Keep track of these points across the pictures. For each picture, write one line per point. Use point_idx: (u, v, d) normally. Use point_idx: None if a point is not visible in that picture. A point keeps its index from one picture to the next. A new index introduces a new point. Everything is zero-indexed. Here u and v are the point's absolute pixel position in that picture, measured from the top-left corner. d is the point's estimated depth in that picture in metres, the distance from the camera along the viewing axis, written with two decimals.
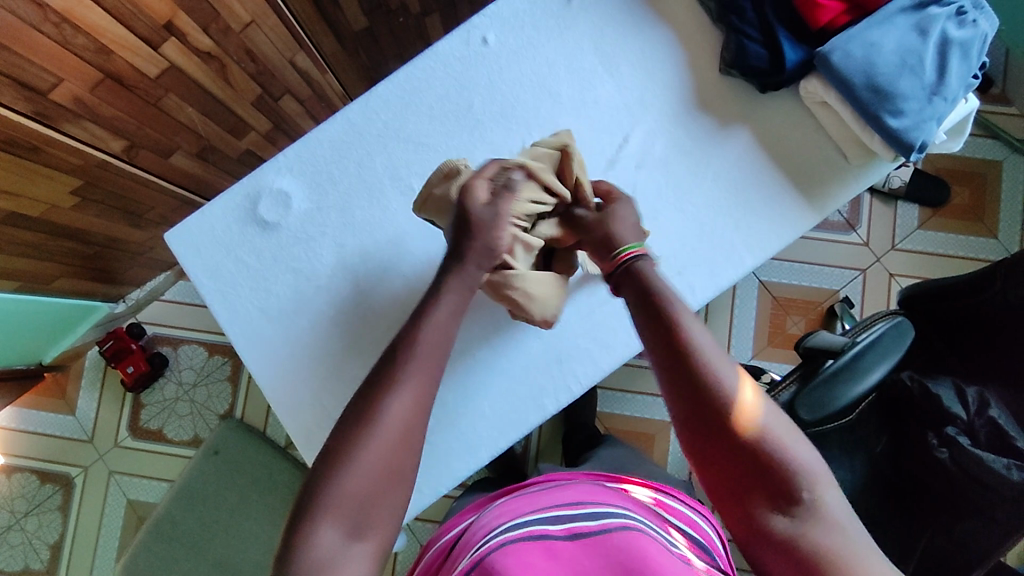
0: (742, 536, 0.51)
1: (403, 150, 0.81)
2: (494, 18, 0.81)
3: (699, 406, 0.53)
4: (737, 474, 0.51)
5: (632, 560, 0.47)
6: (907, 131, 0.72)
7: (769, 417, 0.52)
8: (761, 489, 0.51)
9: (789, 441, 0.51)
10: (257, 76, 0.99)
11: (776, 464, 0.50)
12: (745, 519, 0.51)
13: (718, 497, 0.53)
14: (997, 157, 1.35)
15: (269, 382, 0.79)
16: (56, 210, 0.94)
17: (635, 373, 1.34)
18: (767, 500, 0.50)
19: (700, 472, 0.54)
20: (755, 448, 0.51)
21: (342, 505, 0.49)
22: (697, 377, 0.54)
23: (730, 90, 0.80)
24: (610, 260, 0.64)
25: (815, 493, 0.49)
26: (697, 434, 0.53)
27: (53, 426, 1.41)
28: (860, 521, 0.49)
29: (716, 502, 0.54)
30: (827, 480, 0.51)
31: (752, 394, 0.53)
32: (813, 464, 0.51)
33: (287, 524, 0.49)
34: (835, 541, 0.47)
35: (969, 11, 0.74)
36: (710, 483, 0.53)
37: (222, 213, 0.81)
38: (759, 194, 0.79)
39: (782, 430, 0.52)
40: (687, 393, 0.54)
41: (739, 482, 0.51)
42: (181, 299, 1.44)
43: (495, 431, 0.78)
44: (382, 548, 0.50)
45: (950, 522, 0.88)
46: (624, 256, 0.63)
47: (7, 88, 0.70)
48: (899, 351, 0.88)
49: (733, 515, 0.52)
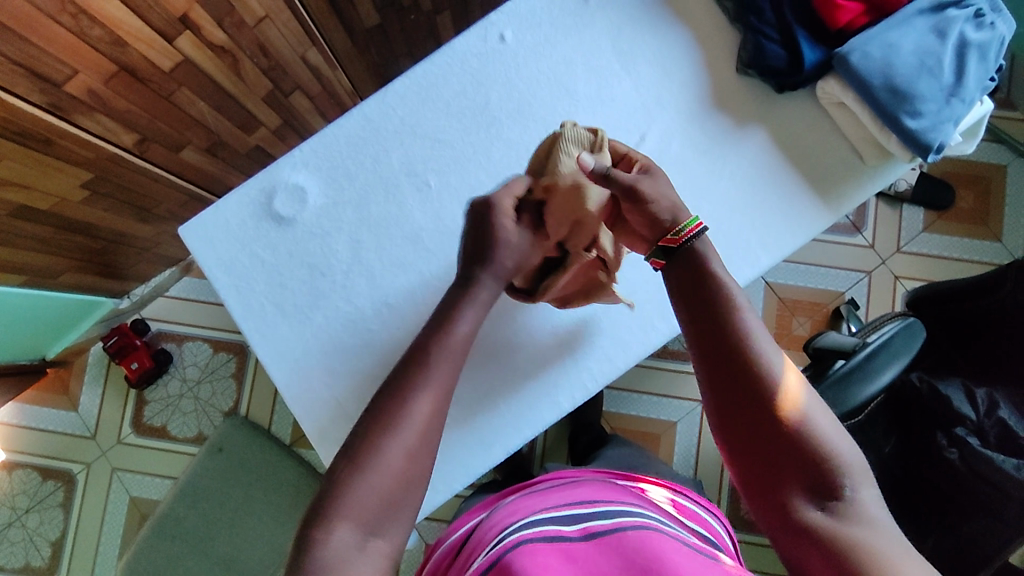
0: (777, 525, 0.52)
1: (419, 146, 0.81)
2: (511, 16, 0.81)
3: (737, 390, 0.55)
4: (782, 463, 0.52)
5: (649, 561, 0.46)
6: (924, 132, 0.72)
7: (812, 408, 0.53)
8: (793, 475, 0.52)
9: (827, 431, 0.52)
10: (269, 72, 0.98)
11: (813, 453, 0.52)
12: (775, 502, 0.52)
13: (748, 480, 0.54)
14: (1002, 162, 1.36)
15: (281, 378, 0.79)
16: (65, 203, 0.93)
17: (642, 374, 1.35)
18: (797, 485, 0.52)
19: (740, 459, 0.55)
20: (792, 435, 0.52)
21: (362, 502, 0.48)
22: (749, 365, 0.54)
23: (746, 91, 0.80)
24: (674, 235, 0.61)
25: (853, 487, 0.51)
26: (734, 417, 0.55)
27: (55, 422, 1.40)
28: (891, 518, 0.50)
29: (752, 491, 0.54)
30: (862, 474, 0.52)
31: (797, 383, 0.54)
32: (853, 459, 0.52)
33: (308, 526, 0.48)
34: (875, 532, 0.48)
35: (987, 13, 0.75)
36: (741, 467, 0.55)
37: (237, 208, 0.81)
38: (775, 194, 0.79)
39: (821, 422, 0.53)
40: (726, 376, 0.55)
41: (771, 466, 0.53)
42: (186, 295, 1.43)
43: (510, 428, 0.77)
44: (397, 547, 0.49)
45: (955, 522, 0.88)
46: (688, 231, 0.60)
47: (22, 79, 0.70)
48: (911, 351, 0.88)
49: (770, 504, 0.53)
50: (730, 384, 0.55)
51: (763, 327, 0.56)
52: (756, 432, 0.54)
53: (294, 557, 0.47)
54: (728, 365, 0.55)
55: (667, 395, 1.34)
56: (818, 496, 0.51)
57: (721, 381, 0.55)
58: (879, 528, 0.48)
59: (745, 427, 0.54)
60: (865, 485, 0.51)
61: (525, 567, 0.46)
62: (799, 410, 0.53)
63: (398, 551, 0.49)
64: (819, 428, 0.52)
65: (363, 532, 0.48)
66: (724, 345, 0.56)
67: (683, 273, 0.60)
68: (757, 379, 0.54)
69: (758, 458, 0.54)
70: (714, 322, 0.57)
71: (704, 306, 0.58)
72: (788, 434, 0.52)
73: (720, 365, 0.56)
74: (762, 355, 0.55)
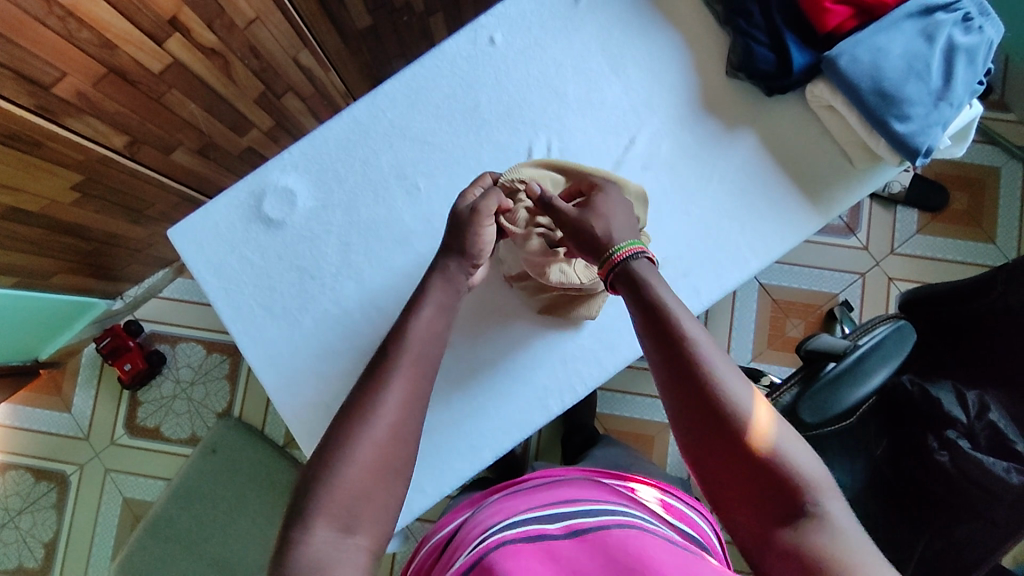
0: (749, 544, 0.52)
1: (409, 149, 0.81)
2: (501, 18, 0.81)
3: (698, 410, 0.54)
4: (747, 479, 0.52)
5: (631, 560, 0.46)
6: (913, 136, 0.72)
7: (770, 422, 0.53)
8: (763, 491, 0.52)
9: (789, 442, 0.52)
10: (261, 74, 0.98)
11: (777, 469, 0.51)
12: (747, 521, 0.52)
13: (720, 499, 0.54)
14: (996, 163, 1.36)
15: (271, 380, 0.79)
16: (56, 205, 0.93)
17: (636, 375, 1.35)
18: (771, 503, 0.51)
19: (706, 478, 0.55)
20: (757, 451, 0.52)
21: (340, 508, 0.48)
22: (700, 385, 0.54)
23: (736, 93, 0.80)
24: (604, 261, 0.63)
25: (820, 502, 0.50)
26: (704, 444, 0.54)
27: (48, 423, 1.40)
28: (861, 530, 0.49)
29: (722, 509, 0.54)
30: (827, 487, 0.51)
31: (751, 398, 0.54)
32: (817, 473, 0.51)
33: (285, 530, 0.48)
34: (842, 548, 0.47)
35: (975, 17, 0.75)
36: (710, 485, 0.54)
37: (226, 211, 0.81)
38: (765, 197, 0.79)
39: (783, 434, 0.53)
40: (688, 397, 0.55)
41: (742, 483, 0.52)
42: (180, 296, 1.43)
43: (499, 431, 0.77)
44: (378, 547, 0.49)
45: (947, 526, 0.88)
46: (623, 253, 0.62)
47: (10, 81, 0.70)
48: (901, 354, 0.88)
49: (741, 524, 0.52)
50: (691, 406, 0.55)
51: (714, 343, 0.57)
52: (724, 452, 0.53)
53: (275, 564, 0.47)
54: (688, 387, 0.55)
55: (661, 397, 1.34)
56: (785, 513, 0.50)
57: (683, 403, 0.55)
58: (850, 542, 0.48)
59: (709, 444, 0.54)
60: (833, 498, 0.51)
61: (506, 567, 0.46)
62: (762, 425, 0.53)
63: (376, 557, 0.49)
64: (783, 441, 0.52)
65: (341, 541, 0.47)
66: (679, 367, 0.56)
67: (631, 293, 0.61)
68: (710, 398, 0.54)
69: (729, 478, 0.53)
70: (671, 347, 0.56)
71: (658, 331, 0.58)
72: (753, 450, 0.52)
73: (680, 388, 0.55)
74: (717, 374, 0.55)
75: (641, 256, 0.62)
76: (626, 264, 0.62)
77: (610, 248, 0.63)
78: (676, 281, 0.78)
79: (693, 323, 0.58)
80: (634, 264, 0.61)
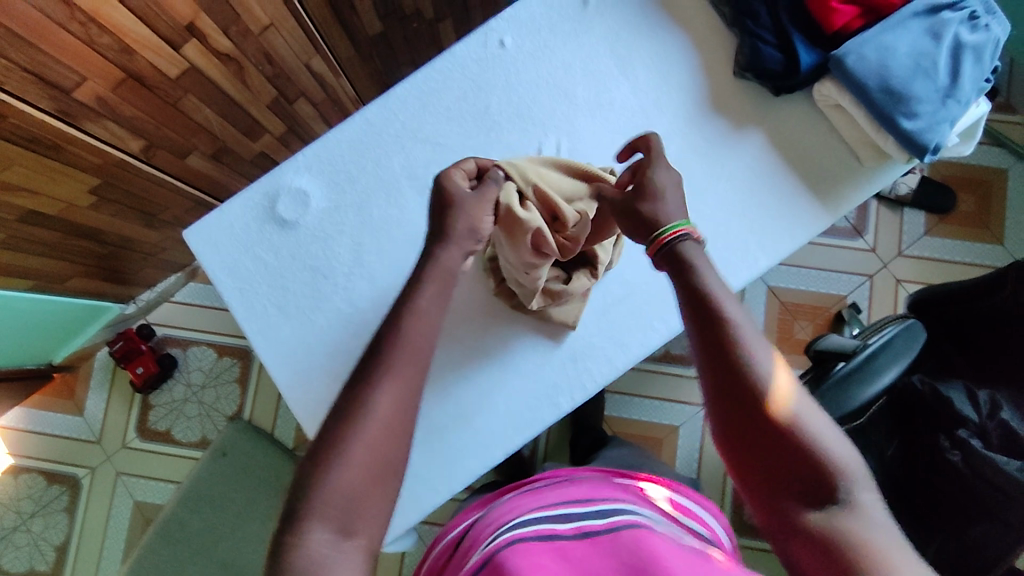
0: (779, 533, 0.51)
1: (420, 151, 0.82)
2: (511, 21, 0.82)
3: (731, 384, 0.54)
4: (780, 466, 0.51)
5: (643, 561, 0.46)
6: (921, 133, 0.73)
7: (803, 407, 0.52)
8: (795, 479, 0.51)
9: (823, 431, 0.51)
10: (274, 79, 1.00)
11: (811, 457, 0.50)
12: (778, 510, 0.51)
13: (753, 485, 0.53)
14: (1003, 165, 1.37)
15: (283, 379, 0.79)
16: (72, 209, 0.95)
17: (643, 378, 1.35)
18: (800, 492, 0.50)
19: (739, 463, 0.54)
20: (786, 430, 0.51)
21: (335, 508, 0.46)
22: (737, 367, 0.53)
23: (745, 93, 0.81)
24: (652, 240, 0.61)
25: (852, 493, 0.49)
26: (739, 431, 0.53)
27: (61, 427, 1.41)
28: (893, 523, 0.49)
29: (754, 496, 0.53)
30: (860, 478, 0.50)
31: (788, 383, 0.53)
32: (851, 463, 0.51)
33: (281, 528, 0.47)
34: (875, 536, 0.47)
35: (982, 15, 0.76)
36: (744, 472, 0.53)
37: (241, 212, 0.82)
38: (774, 195, 0.80)
39: (821, 427, 0.52)
40: (725, 381, 0.54)
41: (766, 459, 0.52)
42: (191, 301, 1.44)
43: (510, 429, 0.78)
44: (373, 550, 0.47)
45: (961, 527, 0.87)
46: (669, 235, 0.60)
47: (32, 85, 0.71)
48: (911, 352, 0.88)
49: (773, 511, 0.52)
50: (727, 389, 0.54)
51: (754, 322, 0.56)
52: (758, 435, 0.52)
53: (270, 556, 0.46)
54: (724, 368, 0.54)
55: (669, 400, 1.34)
56: (817, 500, 0.50)
57: (715, 374, 0.54)
58: (882, 531, 0.47)
59: (743, 429, 0.53)
60: (866, 489, 0.50)
61: (517, 567, 0.46)
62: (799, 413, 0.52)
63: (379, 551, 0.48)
64: (816, 431, 0.51)
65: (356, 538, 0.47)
66: (718, 347, 0.54)
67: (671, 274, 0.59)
68: (747, 381, 0.53)
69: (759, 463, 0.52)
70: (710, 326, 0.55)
71: (702, 315, 0.56)
72: (782, 430, 0.51)
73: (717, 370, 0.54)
74: (755, 356, 0.54)
75: (689, 238, 0.59)
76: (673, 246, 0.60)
77: (659, 229, 0.61)
78: None
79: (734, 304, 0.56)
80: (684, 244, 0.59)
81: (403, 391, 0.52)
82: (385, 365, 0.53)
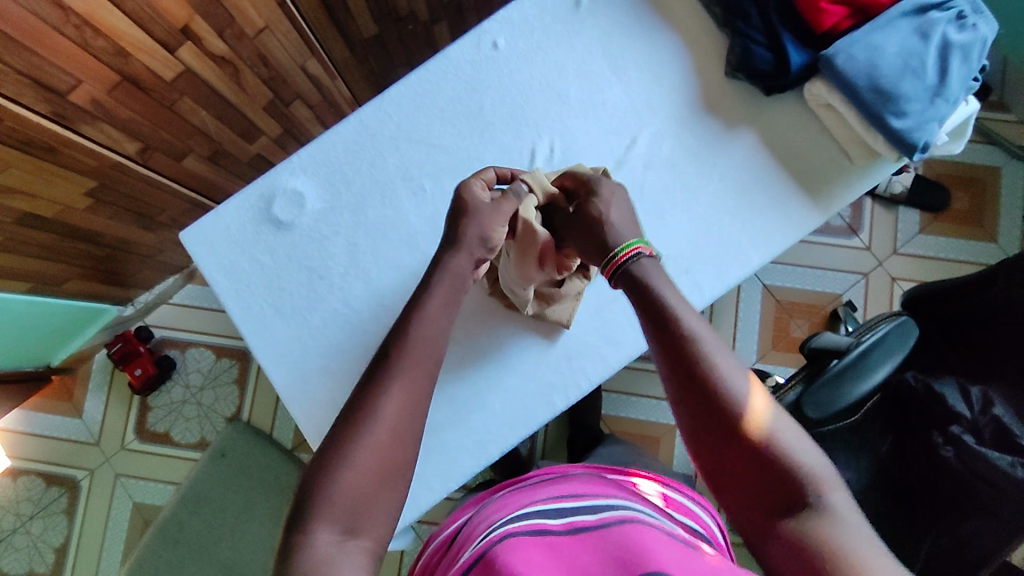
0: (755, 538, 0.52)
1: (414, 151, 0.83)
2: (504, 23, 0.83)
3: (699, 397, 0.55)
4: (749, 472, 0.52)
5: (630, 554, 0.46)
6: (910, 132, 0.73)
7: (769, 413, 0.54)
8: (767, 485, 0.52)
9: (789, 436, 0.53)
10: (270, 82, 1.00)
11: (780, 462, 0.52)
12: (753, 514, 0.52)
13: (726, 492, 0.54)
14: (997, 163, 1.37)
15: (280, 379, 0.80)
16: (69, 211, 0.95)
17: (640, 376, 1.36)
18: (773, 497, 0.51)
19: (710, 471, 0.55)
20: (757, 439, 0.53)
21: (340, 512, 0.48)
22: (699, 377, 0.55)
23: (736, 93, 0.81)
24: (607, 263, 0.64)
25: (824, 495, 0.50)
26: (706, 437, 0.55)
27: (60, 429, 1.41)
28: (866, 523, 0.50)
29: (727, 502, 0.54)
30: (830, 480, 0.51)
31: (751, 391, 0.55)
32: (820, 466, 0.52)
33: (287, 525, 0.48)
34: (847, 537, 0.48)
35: (969, 15, 0.76)
36: (716, 479, 0.54)
37: (237, 214, 0.83)
38: (765, 194, 0.80)
39: (787, 431, 0.53)
40: (690, 391, 0.56)
41: (740, 469, 0.53)
42: (189, 303, 1.44)
43: (505, 427, 0.78)
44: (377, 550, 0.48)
45: (954, 522, 0.88)
46: (624, 255, 0.63)
47: (27, 88, 0.72)
48: (902, 350, 0.89)
49: (748, 517, 0.52)
50: (692, 399, 0.55)
51: (713, 333, 0.58)
52: (726, 442, 0.54)
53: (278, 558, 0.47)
54: (688, 378, 0.56)
55: (666, 398, 1.35)
56: (789, 504, 0.51)
57: (682, 389, 0.56)
58: (855, 532, 0.48)
59: (711, 437, 0.54)
60: (837, 491, 0.51)
61: (507, 563, 0.46)
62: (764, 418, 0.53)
63: (375, 548, 0.48)
64: (783, 435, 0.53)
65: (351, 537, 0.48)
66: (681, 361, 0.56)
67: (634, 291, 0.62)
68: (710, 389, 0.55)
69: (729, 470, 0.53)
70: (671, 338, 0.57)
71: (664, 329, 0.58)
72: (750, 437, 0.53)
73: (681, 381, 0.56)
74: (717, 366, 0.55)
75: (642, 256, 0.63)
76: (627, 266, 0.63)
77: (615, 248, 0.65)
78: (679, 278, 0.79)
79: (694, 318, 0.58)
80: (639, 263, 0.63)
81: (397, 391, 0.53)
82: (379, 364, 0.54)
